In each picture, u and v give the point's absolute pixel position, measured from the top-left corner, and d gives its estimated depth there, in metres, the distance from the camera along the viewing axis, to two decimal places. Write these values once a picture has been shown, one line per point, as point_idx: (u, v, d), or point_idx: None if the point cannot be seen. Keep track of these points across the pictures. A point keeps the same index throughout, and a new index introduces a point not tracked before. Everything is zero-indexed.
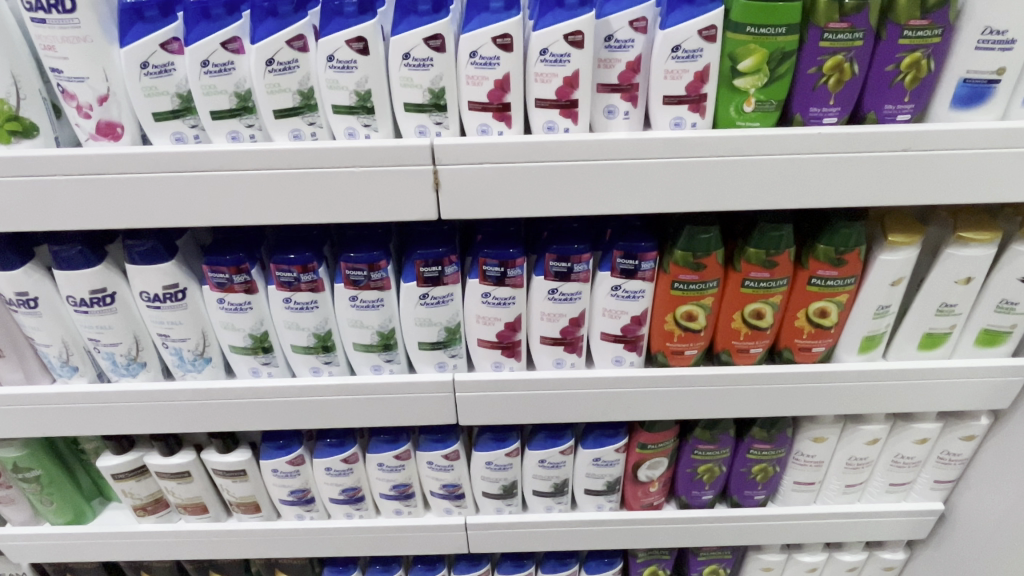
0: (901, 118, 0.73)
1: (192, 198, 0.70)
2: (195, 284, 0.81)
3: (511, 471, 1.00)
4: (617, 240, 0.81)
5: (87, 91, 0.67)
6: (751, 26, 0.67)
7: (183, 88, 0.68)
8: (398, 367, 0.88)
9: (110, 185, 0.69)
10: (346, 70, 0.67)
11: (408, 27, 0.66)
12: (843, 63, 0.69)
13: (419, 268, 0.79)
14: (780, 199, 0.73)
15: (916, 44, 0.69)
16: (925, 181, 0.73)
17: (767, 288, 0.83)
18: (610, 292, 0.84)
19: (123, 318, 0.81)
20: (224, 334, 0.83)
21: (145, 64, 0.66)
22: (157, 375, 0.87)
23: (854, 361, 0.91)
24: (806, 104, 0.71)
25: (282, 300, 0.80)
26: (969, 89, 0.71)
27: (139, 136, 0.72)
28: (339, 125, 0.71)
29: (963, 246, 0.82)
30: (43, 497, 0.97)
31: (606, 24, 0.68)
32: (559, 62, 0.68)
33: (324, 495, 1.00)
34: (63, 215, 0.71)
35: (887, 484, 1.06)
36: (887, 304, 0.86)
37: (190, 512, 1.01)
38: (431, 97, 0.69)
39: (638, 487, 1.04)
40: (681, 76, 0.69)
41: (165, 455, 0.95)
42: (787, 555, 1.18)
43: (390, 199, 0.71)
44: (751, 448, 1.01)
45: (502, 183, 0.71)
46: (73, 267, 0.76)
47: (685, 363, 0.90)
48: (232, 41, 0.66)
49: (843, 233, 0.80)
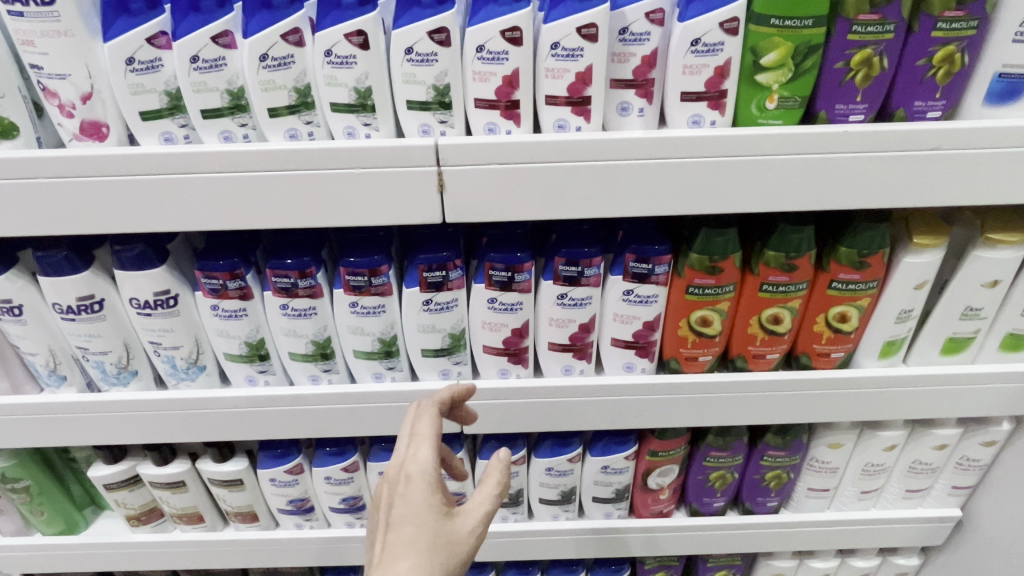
0: (931, 115, 0.69)
1: (182, 200, 0.67)
2: (187, 291, 0.77)
3: (516, 480, 0.98)
4: (629, 243, 0.77)
5: (70, 89, 0.63)
6: (775, 18, 0.63)
7: (171, 85, 0.64)
8: (400, 374, 0.84)
9: (97, 188, 0.65)
10: (344, 66, 0.63)
11: (411, 20, 0.62)
12: (872, 57, 0.65)
13: (422, 272, 0.75)
14: (804, 202, 0.70)
15: (949, 37, 0.65)
16: (954, 181, 0.69)
17: (785, 292, 0.80)
18: (622, 296, 0.80)
19: (113, 326, 0.77)
20: (219, 341, 0.80)
21: (130, 60, 0.62)
22: (149, 383, 0.84)
23: (874, 367, 0.87)
24: (833, 100, 0.67)
25: (279, 307, 0.77)
26: (1004, 85, 0.67)
27: (125, 137, 0.68)
28: (337, 124, 0.67)
29: (990, 248, 0.79)
30: (33, 507, 0.94)
31: (622, 15, 0.64)
32: (571, 57, 0.64)
33: (324, 504, 0.97)
34: (46, 220, 0.67)
35: (903, 490, 1.03)
36: (910, 307, 0.82)
37: (185, 522, 0.98)
38: (435, 94, 0.65)
39: (647, 495, 1.01)
40: (700, 71, 0.65)
41: (158, 465, 0.91)
42: (799, 561, 1.15)
43: (393, 201, 0.67)
44: (764, 455, 0.98)
45: (510, 186, 0.67)
46: (61, 273, 0.73)
47: (698, 370, 0.87)
48: (223, 35, 0.62)
49: (866, 234, 0.76)
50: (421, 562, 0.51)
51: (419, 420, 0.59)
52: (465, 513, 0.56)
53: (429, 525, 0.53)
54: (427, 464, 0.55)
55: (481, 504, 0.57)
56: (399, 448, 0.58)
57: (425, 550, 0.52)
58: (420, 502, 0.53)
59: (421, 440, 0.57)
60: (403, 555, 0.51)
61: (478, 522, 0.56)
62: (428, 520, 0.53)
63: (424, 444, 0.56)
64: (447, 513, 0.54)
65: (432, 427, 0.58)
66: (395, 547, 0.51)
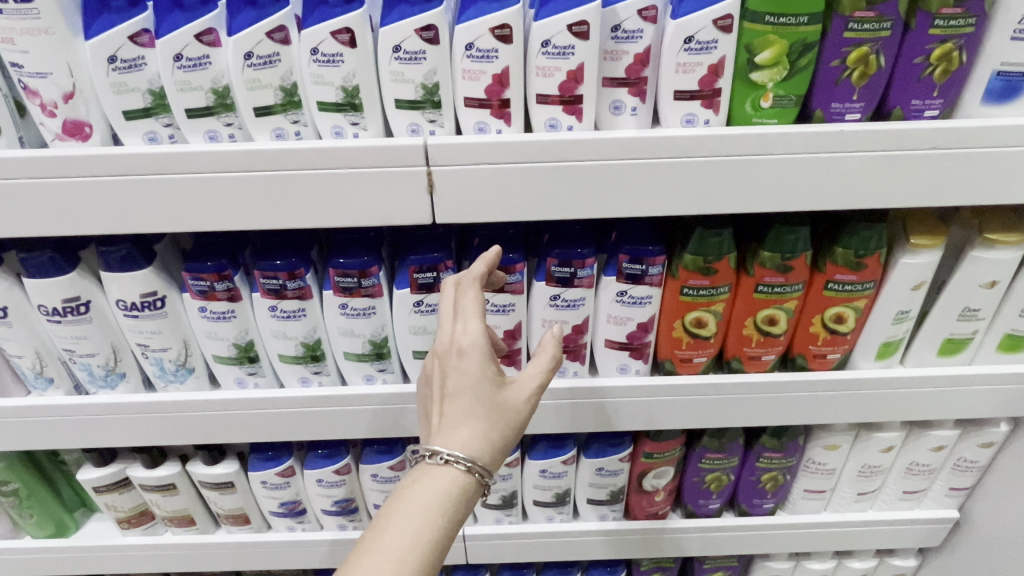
0: (929, 114, 0.68)
1: (168, 201, 0.66)
2: (175, 292, 0.76)
3: (510, 482, 0.97)
4: (623, 243, 0.76)
5: (51, 88, 0.62)
6: (770, 15, 0.61)
7: (155, 84, 0.63)
8: (392, 376, 0.83)
9: (81, 189, 0.64)
10: (332, 64, 0.62)
11: (399, 17, 0.61)
12: (868, 55, 0.64)
13: (413, 274, 0.74)
14: (799, 201, 0.69)
15: (947, 35, 0.64)
16: (952, 181, 0.68)
17: (780, 293, 0.79)
18: (616, 298, 0.79)
19: (100, 328, 0.76)
20: (207, 343, 0.79)
21: (112, 58, 0.60)
22: (138, 386, 0.83)
23: (870, 368, 0.86)
24: (828, 99, 0.66)
25: (268, 308, 0.76)
26: (1002, 83, 0.66)
27: (109, 136, 0.67)
28: (324, 123, 0.66)
29: (988, 248, 0.78)
30: (22, 510, 0.93)
31: (613, 13, 0.63)
32: (562, 55, 0.62)
33: (316, 506, 0.96)
34: (29, 220, 0.66)
35: (900, 491, 1.02)
36: (908, 308, 0.81)
37: (176, 525, 0.97)
38: (424, 93, 0.64)
39: (642, 497, 1.01)
40: (694, 70, 0.64)
41: (148, 467, 0.90)
42: (795, 563, 1.14)
43: (382, 202, 0.66)
44: (760, 456, 0.97)
45: (501, 186, 0.66)
46: (46, 275, 0.72)
47: (692, 371, 0.86)
48: (207, 33, 0.61)
49: (862, 234, 0.75)
50: (480, 426, 0.58)
51: (462, 296, 0.62)
52: (515, 378, 0.62)
53: (483, 393, 0.58)
54: (476, 337, 0.59)
55: (531, 370, 0.63)
56: (445, 322, 0.61)
57: (482, 416, 0.58)
58: (473, 374, 0.58)
59: (467, 315, 0.61)
60: (462, 422, 0.57)
61: (528, 388, 0.61)
62: (483, 389, 0.59)
63: (470, 319, 0.60)
64: (498, 381, 0.60)
65: (476, 302, 0.61)
66: (455, 414, 0.58)
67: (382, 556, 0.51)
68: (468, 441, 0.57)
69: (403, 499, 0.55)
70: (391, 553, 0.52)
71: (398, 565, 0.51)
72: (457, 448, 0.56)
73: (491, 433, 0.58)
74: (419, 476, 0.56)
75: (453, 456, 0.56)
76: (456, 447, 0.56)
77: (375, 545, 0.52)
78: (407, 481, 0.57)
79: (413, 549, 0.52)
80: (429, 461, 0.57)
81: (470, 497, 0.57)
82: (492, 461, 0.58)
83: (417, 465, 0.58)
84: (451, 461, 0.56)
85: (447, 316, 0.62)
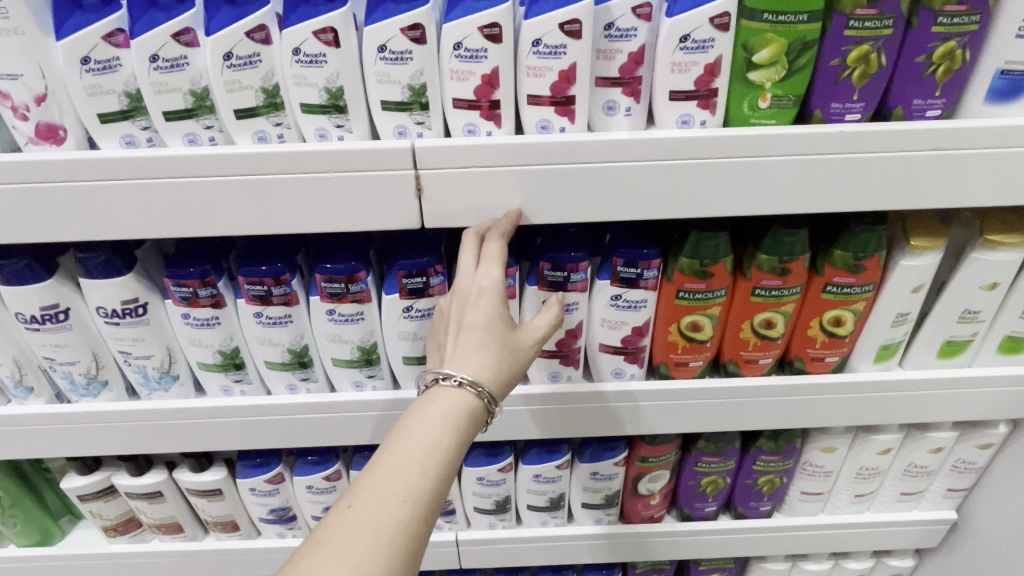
0: (930, 114, 0.66)
1: (146, 207, 0.63)
2: (157, 298, 0.74)
3: (503, 486, 0.95)
4: (617, 247, 0.74)
5: (22, 90, 0.59)
6: (768, 13, 0.59)
7: (131, 86, 0.61)
8: (381, 382, 0.82)
9: (55, 194, 0.62)
10: (315, 65, 0.60)
11: (384, 16, 0.59)
12: (869, 54, 0.62)
13: (402, 279, 0.72)
14: (797, 204, 0.67)
15: (950, 33, 0.62)
16: (953, 183, 0.66)
17: (778, 296, 0.77)
18: (610, 301, 0.77)
19: (80, 336, 0.74)
20: (191, 350, 0.77)
21: (85, 59, 0.58)
22: (121, 394, 0.81)
23: (869, 371, 0.85)
24: (828, 99, 0.65)
25: (253, 315, 0.74)
26: (1007, 82, 0.64)
27: (85, 140, 0.65)
28: (308, 126, 0.64)
29: (989, 250, 0.76)
30: (5, 519, 0.91)
31: (607, 10, 0.61)
32: (554, 55, 0.60)
33: (306, 512, 0.94)
34: (3, 227, 0.64)
35: (898, 493, 1.01)
36: (907, 311, 0.79)
37: (164, 532, 0.96)
38: (411, 94, 0.62)
39: (637, 501, 0.99)
40: (690, 69, 0.62)
41: (133, 475, 0.89)
42: (792, 564, 1.14)
43: (368, 206, 0.64)
44: (757, 459, 0.96)
45: (490, 189, 0.64)
46: (22, 282, 0.69)
47: (688, 375, 0.84)
48: (184, 33, 0.58)
49: (861, 237, 0.74)
50: (492, 358, 0.62)
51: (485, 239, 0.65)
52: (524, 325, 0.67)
53: (496, 330, 0.63)
54: (495, 279, 0.64)
55: (539, 321, 0.68)
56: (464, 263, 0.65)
57: (493, 350, 0.62)
58: (490, 312, 0.63)
59: (490, 257, 0.64)
60: (475, 353, 0.61)
61: (535, 334, 0.67)
62: (498, 327, 0.63)
63: (492, 261, 0.64)
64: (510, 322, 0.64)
65: (497, 247, 0.64)
66: (469, 345, 0.62)
67: (407, 456, 0.55)
68: (479, 370, 0.61)
69: (421, 412, 0.58)
70: (415, 453, 0.55)
71: (423, 465, 0.55)
72: (471, 374, 0.60)
73: (500, 367, 0.62)
74: (432, 395, 0.60)
75: (465, 379, 0.60)
76: (469, 372, 0.60)
77: (399, 446, 0.55)
78: (421, 400, 0.60)
79: (434, 451, 0.56)
80: (441, 383, 0.60)
81: (478, 421, 0.61)
82: (497, 391, 0.63)
83: (428, 387, 0.61)
84: (463, 384, 0.60)
85: (467, 255, 0.65)
